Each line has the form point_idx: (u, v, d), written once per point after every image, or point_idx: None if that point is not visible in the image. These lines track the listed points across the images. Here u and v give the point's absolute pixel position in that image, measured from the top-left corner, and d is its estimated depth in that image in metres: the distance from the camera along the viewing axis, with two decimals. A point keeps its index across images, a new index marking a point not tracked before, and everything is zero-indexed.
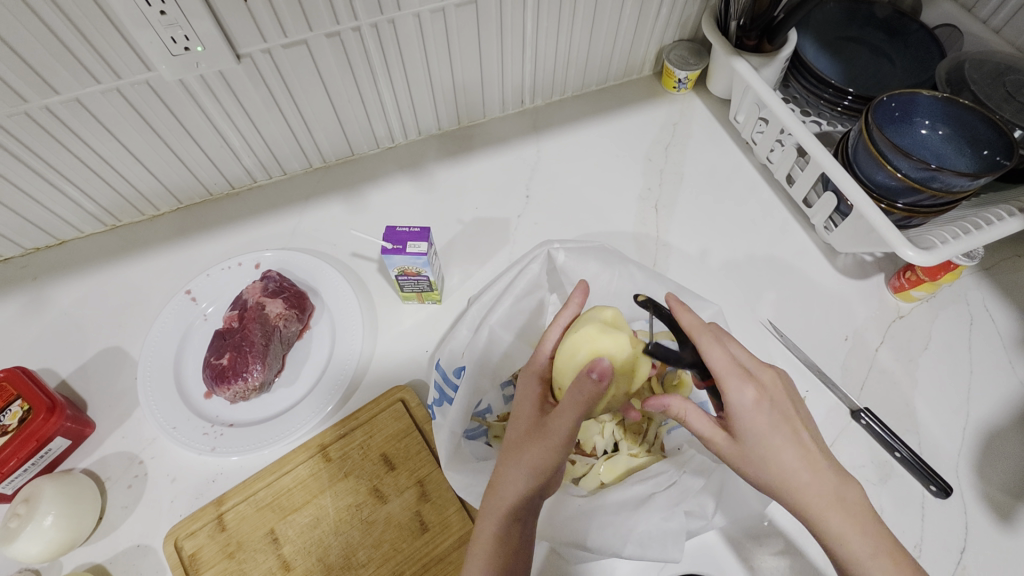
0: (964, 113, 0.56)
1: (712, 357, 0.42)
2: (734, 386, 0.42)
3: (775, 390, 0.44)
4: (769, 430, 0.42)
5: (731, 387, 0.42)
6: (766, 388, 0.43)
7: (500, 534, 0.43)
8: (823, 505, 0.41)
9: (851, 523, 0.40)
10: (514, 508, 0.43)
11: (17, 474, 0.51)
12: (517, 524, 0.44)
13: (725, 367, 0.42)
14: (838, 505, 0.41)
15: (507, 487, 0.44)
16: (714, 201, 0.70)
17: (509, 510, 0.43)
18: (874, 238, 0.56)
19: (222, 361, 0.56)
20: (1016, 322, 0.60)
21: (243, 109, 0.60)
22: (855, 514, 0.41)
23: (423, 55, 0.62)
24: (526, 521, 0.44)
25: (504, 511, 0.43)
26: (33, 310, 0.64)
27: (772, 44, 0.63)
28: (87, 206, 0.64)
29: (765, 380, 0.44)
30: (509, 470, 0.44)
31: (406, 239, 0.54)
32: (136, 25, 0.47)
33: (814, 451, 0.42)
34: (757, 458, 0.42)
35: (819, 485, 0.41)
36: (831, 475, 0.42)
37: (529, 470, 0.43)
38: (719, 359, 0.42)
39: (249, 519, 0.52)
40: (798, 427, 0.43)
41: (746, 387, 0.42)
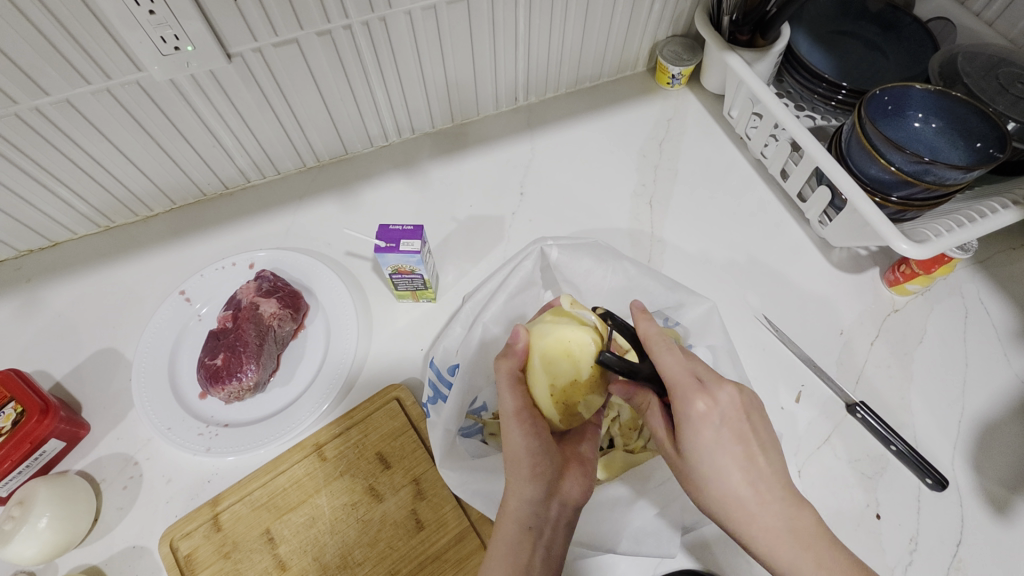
0: (957, 106, 0.56)
1: (665, 365, 0.44)
2: (682, 402, 0.42)
3: (730, 407, 0.42)
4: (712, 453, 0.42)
5: (678, 404, 0.42)
6: (720, 403, 0.42)
7: (516, 548, 0.42)
8: (766, 534, 0.40)
9: (792, 546, 0.39)
10: (524, 522, 0.43)
11: (11, 476, 0.51)
12: (529, 543, 0.43)
13: (678, 383, 0.43)
14: (781, 530, 0.40)
15: (512, 503, 0.44)
16: (708, 196, 0.70)
17: (518, 527, 0.43)
18: (868, 232, 0.56)
19: (216, 361, 0.55)
20: (1011, 314, 0.60)
21: (235, 109, 0.59)
22: (799, 544, 0.39)
23: (415, 53, 0.62)
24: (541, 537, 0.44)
25: (513, 528, 0.43)
26: (27, 312, 0.64)
27: (765, 39, 0.63)
28: (80, 207, 0.64)
29: (721, 396, 0.42)
30: (511, 481, 0.44)
31: (399, 237, 0.54)
32: (126, 25, 0.47)
33: (767, 476, 0.41)
34: (699, 478, 0.43)
35: (764, 511, 0.40)
36: (778, 502, 0.41)
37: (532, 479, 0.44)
38: (671, 368, 0.43)
39: (245, 519, 0.52)
40: (752, 452, 0.42)
41: (696, 404, 0.42)
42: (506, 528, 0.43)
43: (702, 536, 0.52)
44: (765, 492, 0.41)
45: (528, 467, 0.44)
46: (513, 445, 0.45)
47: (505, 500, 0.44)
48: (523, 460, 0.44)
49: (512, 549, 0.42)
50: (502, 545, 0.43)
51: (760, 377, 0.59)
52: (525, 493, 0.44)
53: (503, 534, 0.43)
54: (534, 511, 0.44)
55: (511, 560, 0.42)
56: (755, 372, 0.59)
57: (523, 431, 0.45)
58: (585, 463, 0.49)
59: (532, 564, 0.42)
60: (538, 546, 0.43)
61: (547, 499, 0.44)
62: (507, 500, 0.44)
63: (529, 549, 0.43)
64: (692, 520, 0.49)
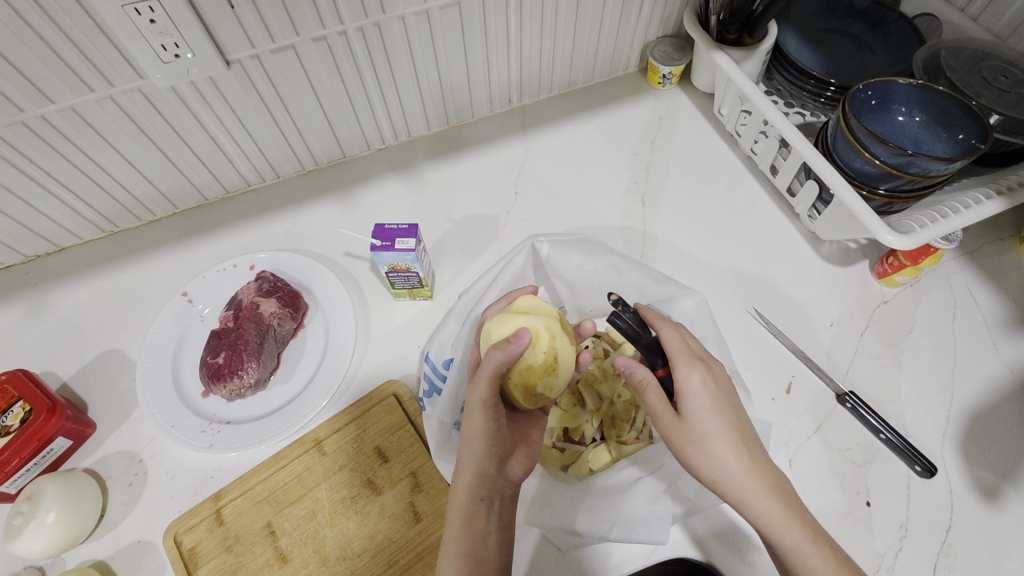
0: (939, 99, 0.57)
1: (670, 340, 0.47)
2: (689, 366, 0.45)
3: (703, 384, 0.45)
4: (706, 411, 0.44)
5: (681, 368, 0.45)
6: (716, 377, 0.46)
7: (471, 520, 0.44)
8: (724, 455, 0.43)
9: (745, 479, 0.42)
10: (482, 496, 0.45)
11: (19, 473, 0.53)
12: (484, 520, 0.45)
13: (678, 350, 0.47)
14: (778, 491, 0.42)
15: (465, 482, 0.45)
16: (699, 193, 0.71)
17: (473, 501, 0.45)
18: (854, 224, 0.57)
19: (217, 360, 0.57)
20: (999, 303, 0.61)
21: (234, 114, 0.61)
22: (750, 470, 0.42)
23: (410, 57, 0.63)
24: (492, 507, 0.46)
25: (467, 505, 0.45)
26: (34, 315, 0.66)
27: (752, 37, 0.64)
28: (85, 213, 0.65)
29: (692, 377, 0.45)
30: (465, 461, 0.45)
31: (394, 236, 0.55)
32: (128, 34, 0.48)
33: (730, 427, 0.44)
34: (687, 434, 0.44)
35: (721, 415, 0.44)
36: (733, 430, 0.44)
37: (481, 453, 0.45)
38: (676, 342, 0.47)
39: (246, 513, 0.53)
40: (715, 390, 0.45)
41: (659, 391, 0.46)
42: (459, 504, 0.45)
43: (695, 525, 0.52)
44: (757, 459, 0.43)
45: (486, 447, 0.45)
46: (474, 428, 0.45)
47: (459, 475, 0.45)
48: (483, 441, 0.45)
49: (466, 525, 0.44)
50: (460, 520, 0.44)
51: (751, 369, 0.60)
52: (481, 471, 0.45)
53: (455, 509, 0.45)
54: (488, 485, 0.45)
55: (466, 537, 0.43)
56: (746, 365, 0.60)
57: (488, 419, 0.45)
58: (526, 443, 0.52)
59: (488, 536, 0.44)
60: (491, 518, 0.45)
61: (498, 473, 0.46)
62: (461, 481, 0.45)
63: (483, 525, 0.45)
64: (684, 509, 0.50)
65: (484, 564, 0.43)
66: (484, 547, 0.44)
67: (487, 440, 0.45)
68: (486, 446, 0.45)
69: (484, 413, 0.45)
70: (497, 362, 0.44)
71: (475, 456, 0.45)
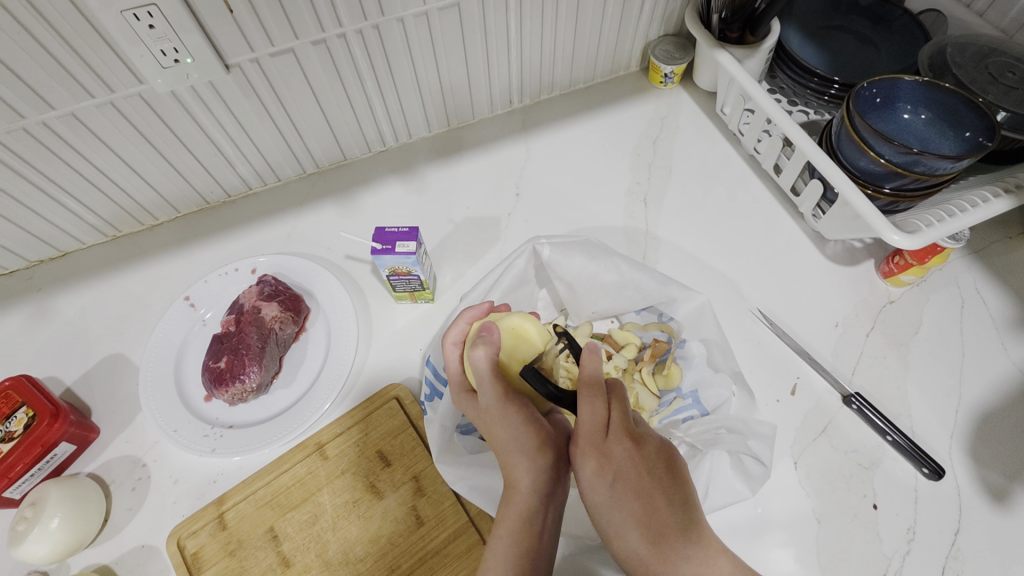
0: (945, 97, 0.56)
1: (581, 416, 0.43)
2: (581, 459, 0.43)
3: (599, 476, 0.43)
4: (604, 500, 0.43)
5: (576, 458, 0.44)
6: (620, 462, 0.43)
7: (530, 514, 0.43)
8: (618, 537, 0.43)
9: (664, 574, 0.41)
10: (539, 489, 0.44)
11: (23, 479, 0.53)
12: (541, 514, 0.44)
13: (586, 430, 0.43)
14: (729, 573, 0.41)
15: (522, 476, 0.44)
16: (702, 192, 0.71)
17: (532, 497, 0.44)
18: (860, 224, 0.57)
19: (219, 364, 0.57)
20: (1008, 303, 0.60)
21: (234, 117, 0.61)
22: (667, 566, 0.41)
23: (409, 59, 0.63)
24: (551, 499, 0.45)
25: (525, 499, 0.44)
26: (38, 320, 0.66)
27: (755, 35, 0.64)
28: (88, 218, 0.65)
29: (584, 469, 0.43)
30: (514, 460, 0.44)
31: (394, 239, 0.55)
32: (127, 40, 0.48)
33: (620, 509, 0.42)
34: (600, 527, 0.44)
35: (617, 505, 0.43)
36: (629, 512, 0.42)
37: (530, 446, 0.45)
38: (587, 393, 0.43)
39: (249, 518, 0.53)
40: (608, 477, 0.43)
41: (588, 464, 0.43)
42: (518, 499, 0.44)
43: None
44: (705, 533, 0.43)
45: (531, 444, 0.45)
46: (509, 427, 0.45)
47: (512, 472, 0.45)
48: (523, 440, 0.44)
49: (523, 523, 0.43)
50: (517, 512, 0.43)
51: (755, 370, 0.59)
52: (535, 468, 0.44)
53: (515, 504, 0.44)
54: (545, 479, 0.45)
55: (524, 532, 0.43)
56: (750, 366, 0.59)
57: (520, 420, 0.45)
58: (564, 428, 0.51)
59: (544, 532, 0.44)
60: (549, 508, 0.45)
61: (554, 465, 0.46)
62: (515, 478, 0.44)
63: (542, 518, 0.44)
64: None
65: (538, 557, 0.42)
66: (540, 541, 0.43)
67: (530, 437, 0.45)
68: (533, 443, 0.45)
69: (520, 413, 0.45)
70: (485, 361, 0.45)
71: (527, 451, 0.44)
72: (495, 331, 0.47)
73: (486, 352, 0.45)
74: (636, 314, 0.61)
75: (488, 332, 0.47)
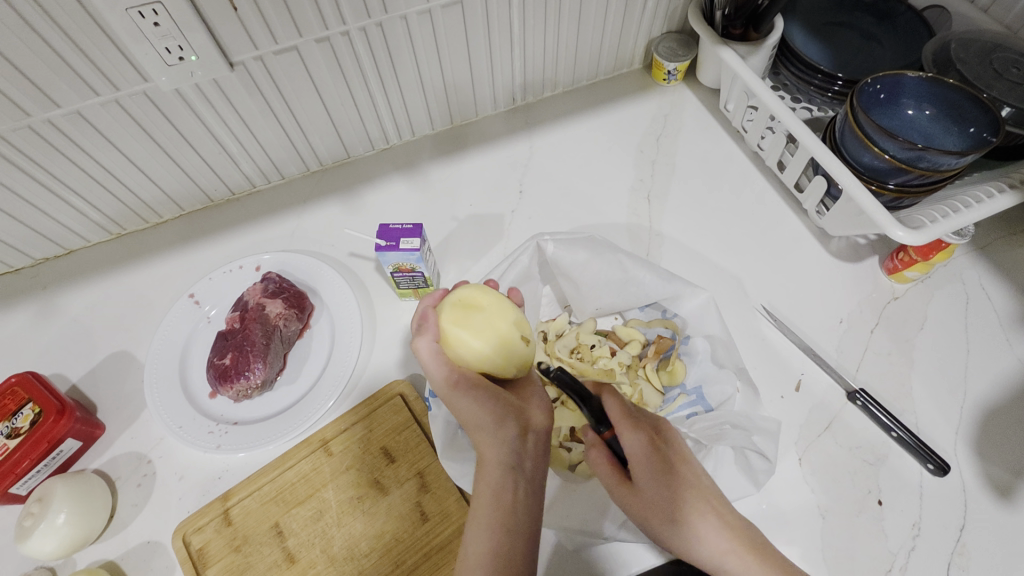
0: (949, 92, 0.56)
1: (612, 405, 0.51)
2: (634, 432, 0.49)
3: (649, 448, 0.48)
4: (653, 471, 0.47)
5: (625, 434, 0.49)
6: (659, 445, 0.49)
7: (498, 487, 0.44)
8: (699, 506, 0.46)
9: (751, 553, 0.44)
10: (500, 462, 0.46)
11: (30, 475, 0.53)
12: (510, 483, 0.45)
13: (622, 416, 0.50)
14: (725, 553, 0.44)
15: (488, 451, 0.46)
16: (705, 189, 0.71)
17: (498, 470, 0.45)
18: (864, 220, 0.57)
19: (224, 361, 0.57)
20: (1013, 299, 0.60)
21: (238, 115, 0.61)
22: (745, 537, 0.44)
23: (413, 57, 0.63)
24: (521, 469, 0.46)
25: (491, 470, 0.45)
26: (43, 318, 0.66)
27: (758, 32, 0.64)
28: (92, 215, 0.66)
29: (634, 440, 0.49)
30: (480, 438, 0.47)
31: (398, 236, 0.55)
32: (132, 38, 0.49)
33: (673, 479, 0.47)
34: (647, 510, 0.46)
35: (677, 476, 0.47)
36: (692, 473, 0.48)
37: (489, 423, 0.47)
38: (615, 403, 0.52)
39: (254, 514, 0.53)
40: (655, 445, 0.49)
41: (637, 436, 0.49)
42: (484, 476, 0.45)
43: None
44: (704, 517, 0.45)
45: (487, 419, 0.47)
46: (466, 406, 0.47)
47: (479, 451, 0.47)
48: (478, 415, 0.47)
49: (495, 491, 0.44)
50: (489, 490, 0.44)
51: (759, 367, 0.59)
52: (498, 438, 0.47)
53: (483, 482, 0.45)
54: (506, 448, 0.46)
55: (496, 500, 0.44)
56: (754, 363, 0.59)
57: (472, 395, 0.47)
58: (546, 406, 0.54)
59: (518, 498, 0.44)
60: (519, 482, 0.45)
61: (514, 437, 0.47)
62: (483, 454, 0.46)
63: (512, 491, 0.44)
64: None
65: (514, 524, 0.43)
66: (515, 508, 0.44)
67: (482, 414, 0.47)
68: (493, 419, 0.47)
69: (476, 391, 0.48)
70: (427, 349, 0.47)
71: (489, 428, 0.47)
72: (433, 317, 0.49)
73: (427, 341, 0.48)
74: (640, 311, 0.62)
75: (425, 320, 0.49)
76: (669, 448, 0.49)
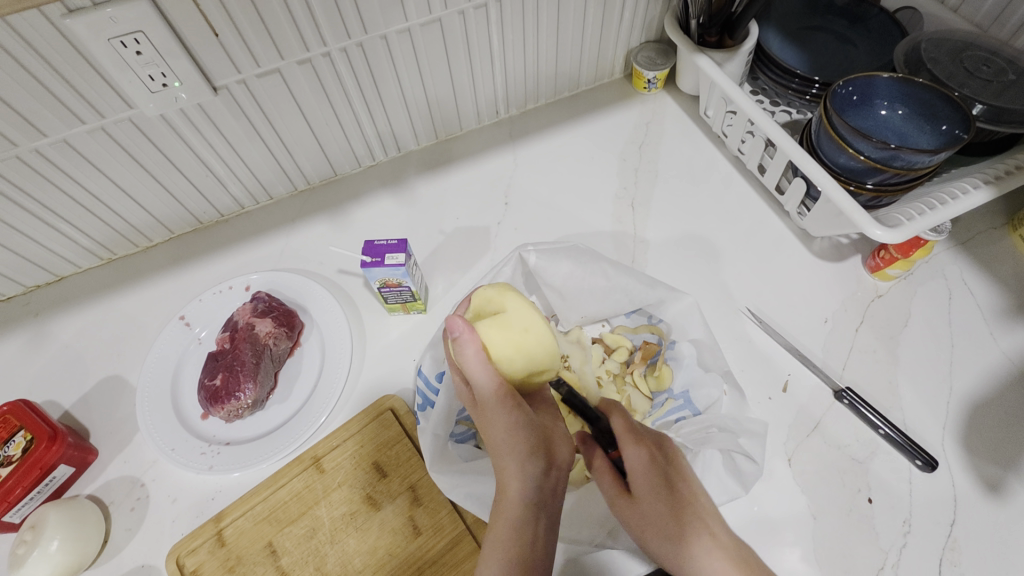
0: (921, 92, 0.57)
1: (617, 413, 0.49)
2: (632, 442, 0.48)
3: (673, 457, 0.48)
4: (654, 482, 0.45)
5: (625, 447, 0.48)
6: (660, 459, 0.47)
7: (522, 523, 0.41)
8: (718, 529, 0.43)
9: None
10: (526, 500, 0.42)
11: (23, 502, 0.53)
12: (533, 523, 0.42)
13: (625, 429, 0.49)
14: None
15: (511, 483, 0.43)
16: (688, 195, 0.72)
17: (519, 504, 0.42)
18: (843, 220, 0.57)
19: (215, 381, 0.57)
20: (995, 292, 0.60)
21: (224, 138, 0.62)
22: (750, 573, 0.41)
23: (394, 76, 0.64)
24: (545, 508, 0.43)
25: (516, 507, 0.42)
26: (35, 345, 0.67)
27: (733, 39, 0.65)
28: (82, 241, 0.66)
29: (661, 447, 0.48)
30: (502, 461, 0.44)
31: (384, 252, 0.56)
32: (116, 67, 0.49)
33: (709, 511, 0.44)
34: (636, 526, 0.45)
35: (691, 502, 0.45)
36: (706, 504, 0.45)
37: (518, 449, 0.44)
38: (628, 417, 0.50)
39: (248, 533, 0.53)
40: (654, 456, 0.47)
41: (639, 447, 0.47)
42: (505, 514, 0.42)
43: None
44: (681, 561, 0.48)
45: (518, 446, 0.44)
46: (505, 426, 0.44)
47: (500, 475, 0.44)
48: (508, 444, 0.43)
49: (517, 527, 0.41)
50: (506, 522, 0.41)
51: (746, 369, 0.60)
52: (522, 470, 0.43)
53: (502, 520, 0.42)
54: (535, 485, 0.43)
55: (518, 533, 0.41)
56: (740, 365, 0.60)
57: (512, 413, 0.45)
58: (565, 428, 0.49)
59: (540, 538, 0.41)
60: (541, 519, 0.42)
61: (544, 469, 0.44)
62: (505, 480, 0.43)
63: (534, 527, 0.42)
64: None
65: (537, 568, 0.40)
66: (536, 552, 0.40)
67: (520, 437, 0.44)
68: (521, 450, 0.44)
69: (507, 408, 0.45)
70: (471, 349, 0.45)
71: (514, 460, 0.43)
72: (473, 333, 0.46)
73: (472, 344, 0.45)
74: (627, 317, 0.63)
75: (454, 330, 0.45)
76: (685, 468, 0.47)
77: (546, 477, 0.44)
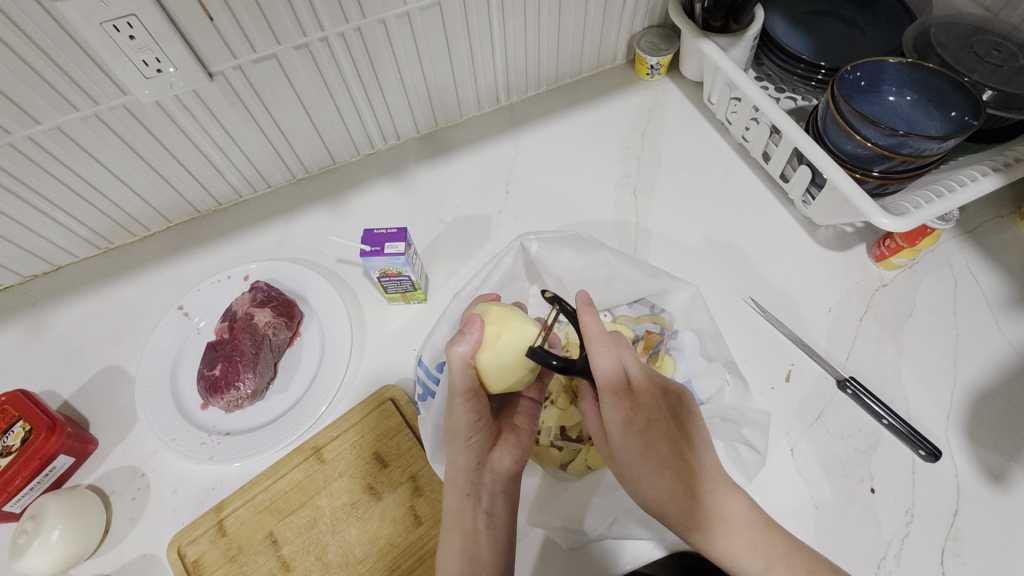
0: (930, 78, 0.56)
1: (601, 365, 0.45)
2: (611, 397, 0.46)
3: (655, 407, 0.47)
4: (634, 440, 0.46)
5: (603, 403, 0.46)
6: (643, 404, 0.47)
7: (461, 516, 0.47)
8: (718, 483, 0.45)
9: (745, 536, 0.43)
10: (462, 492, 0.48)
11: (23, 493, 0.53)
12: (470, 514, 0.47)
13: (608, 383, 0.45)
14: (736, 517, 0.44)
15: (449, 475, 0.48)
16: (691, 183, 0.71)
17: (457, 497, 0.48)
18: (848, 209, 0.56)
19: (214, 371, 0.57)
20: (1001, 282, 0.60)
21: (221, 125, 0.61)
22: (742, 530, 0.44)
23: (394, 62, 0.63)
24: (482, 502, 0.48)
25: (455, 500, 0.47)
26: (33, 335, 0.66)
27: (738, 23, 0.63)
28: (79, 231, 0.66)
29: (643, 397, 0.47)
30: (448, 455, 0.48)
31: (383, 241, 0.55)
32: (109, 52, 0.48)
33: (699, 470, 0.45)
34: (626, 477, 0.47)
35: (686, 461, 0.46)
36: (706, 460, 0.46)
37: (464, 447, 0.48)
38: (608, 369, 0.45)
39: (248, 523, 0.53)
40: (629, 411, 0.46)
41: (618, 407, 0.46)
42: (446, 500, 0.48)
43: None
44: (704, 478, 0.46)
45: (462, 431, 0.48)
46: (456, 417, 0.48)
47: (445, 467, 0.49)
48: (458, 437, 0.48)
49: (460, 523, 0.47)
50: (452, 520, 0.47)
51: (749, 359, 0.59)
52: (458, 462, 0.48)
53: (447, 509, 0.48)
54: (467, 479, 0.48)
55: (456, 524, 0.47)
56: (742, 355, 0.59)
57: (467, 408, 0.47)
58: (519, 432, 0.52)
59: (476, 532, 0.47)
60: (480, 515, 0.47)
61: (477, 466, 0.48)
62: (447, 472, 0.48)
63: (472, 519, 0.47)
64: None
65: (477, 561, 0.46)
66: (476, 544, 0.46)
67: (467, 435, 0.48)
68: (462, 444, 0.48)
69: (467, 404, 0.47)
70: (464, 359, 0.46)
71: (457, 455, 0.48)
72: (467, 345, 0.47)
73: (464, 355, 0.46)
74: (629, 307, 0.62)
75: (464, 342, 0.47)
76: (675, 422, 0.47)
77: (480, 474, 0.48)
